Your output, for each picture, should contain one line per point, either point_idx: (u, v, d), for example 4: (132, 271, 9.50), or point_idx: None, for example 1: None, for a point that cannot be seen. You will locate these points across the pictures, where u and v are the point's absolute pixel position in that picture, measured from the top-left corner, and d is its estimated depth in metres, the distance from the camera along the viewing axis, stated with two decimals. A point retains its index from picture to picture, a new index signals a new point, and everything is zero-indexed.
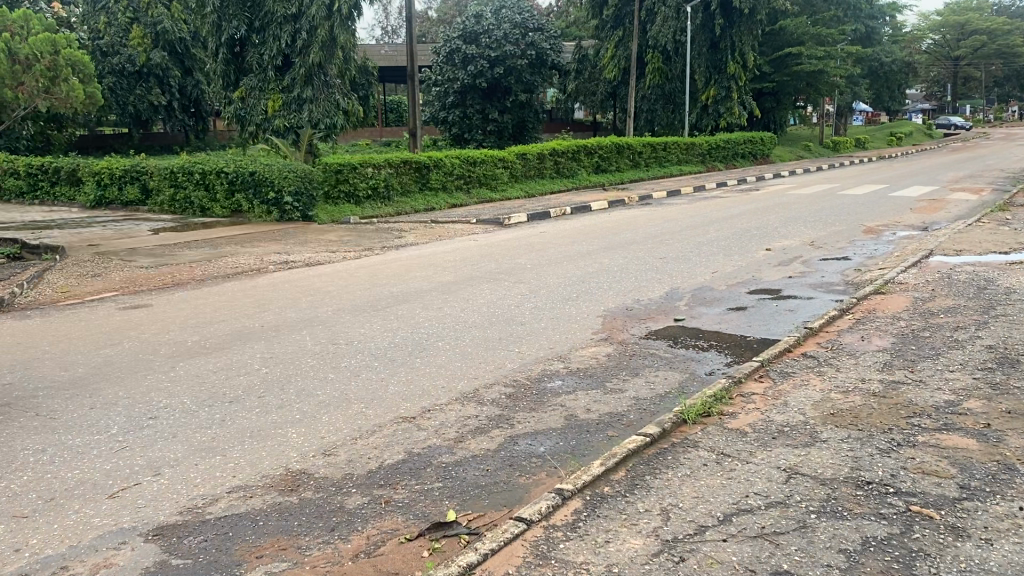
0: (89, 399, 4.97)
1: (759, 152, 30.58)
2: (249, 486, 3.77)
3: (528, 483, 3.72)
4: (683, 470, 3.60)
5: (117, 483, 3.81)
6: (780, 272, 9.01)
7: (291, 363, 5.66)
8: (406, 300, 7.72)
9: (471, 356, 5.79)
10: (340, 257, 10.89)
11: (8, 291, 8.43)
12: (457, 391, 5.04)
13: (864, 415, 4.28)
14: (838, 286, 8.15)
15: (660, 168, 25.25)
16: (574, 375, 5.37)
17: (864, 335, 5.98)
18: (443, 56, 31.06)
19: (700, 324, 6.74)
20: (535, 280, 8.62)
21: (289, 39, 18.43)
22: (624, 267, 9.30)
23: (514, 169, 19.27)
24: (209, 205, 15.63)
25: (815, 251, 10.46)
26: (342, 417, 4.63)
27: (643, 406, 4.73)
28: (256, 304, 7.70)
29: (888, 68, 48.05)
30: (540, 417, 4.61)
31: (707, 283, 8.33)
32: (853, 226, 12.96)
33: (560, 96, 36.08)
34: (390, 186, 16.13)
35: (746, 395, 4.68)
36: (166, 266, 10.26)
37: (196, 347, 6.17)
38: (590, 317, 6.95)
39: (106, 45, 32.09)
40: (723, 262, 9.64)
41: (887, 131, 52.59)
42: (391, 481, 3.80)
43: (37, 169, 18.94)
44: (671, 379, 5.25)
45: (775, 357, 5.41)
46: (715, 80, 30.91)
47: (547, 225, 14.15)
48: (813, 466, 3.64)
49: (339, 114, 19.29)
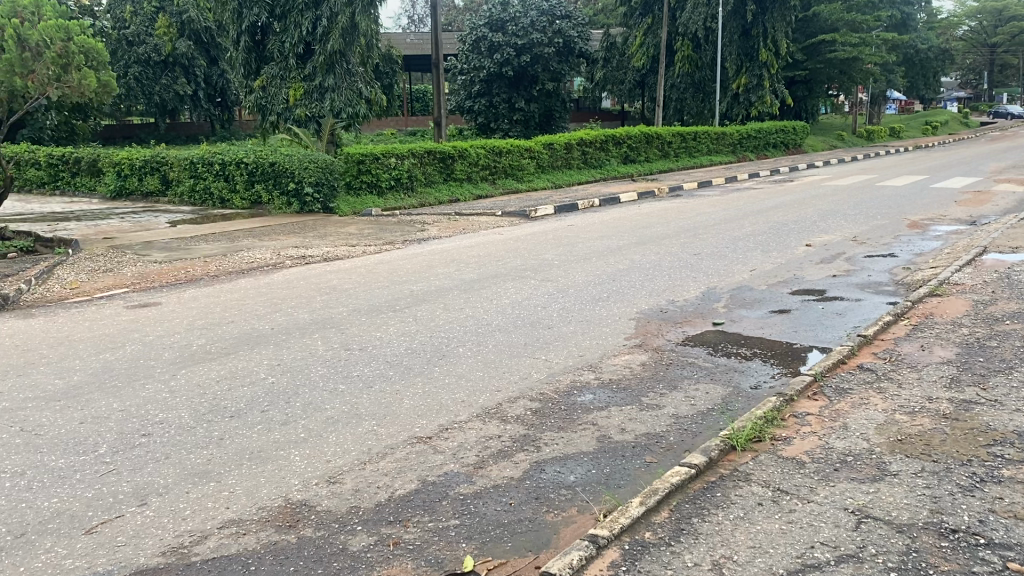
0: (80, 411, 4.60)
1: (791, 142, 29.81)
2: (244, 521, 3.36)
3: (559, 522, 3.28)
4: (735, 512, 3.15)
5: (98, 514, 3.42)
6: (824, 270, 8.49)
7: (301, 371, 5.25)
8: (427, 299, 7.29)
9: (494, 364, 5.36)
10: (360, 252, 10.45)
11: (14, 287, 8.09)
12: (478, 406, 4.60)
13: (937, 442, 3.79)
14: (887, 286, 7.61)
15: (689, 158, 24.58)
16: (607, 388, 4.90)
17: (926, 344, 5.45)
18: (469, 44, 30.52)
19: (742, 329, 6.24)
20: (562, 278, 8.14)
21: (310, 26, 18.05)
22: (657, 265, 8.80)
23: (541, 160, 18.80)
24: (229, 196, 15.33)
25: (859, 246, 9.93)
26: (351, 436, 4.21)
27: (684, 427, 4.27)
28: (269, 304, 7.30)
29: (923, 55, 47.01)
30: (570, 437, 4.16)
31: (746, 283, 7.83)
32: (897, 219, 12.33)
33: (588, 84, 35.46)
34: (414, 176, 15.69)
35: (800, 416, 4.20)
36: (179, 260, 9.90)
37: (202, 351, 5.78)
38: (622, 320, 6.48)
39: (132, 34, 32.01)
40: (761, 259, 9.12)
41: (922, 119, 51.42)
42: (401, 517, 3.38)
43: (57, 160, 18.73)
44: (714, 394, 4.77)
45: (828, 370, 4.90)
46: (746, 68, 30.11)
47: (575, 218, 13.63)
48: (885, 507, 3.17)
49: (361, 103, 18.89)
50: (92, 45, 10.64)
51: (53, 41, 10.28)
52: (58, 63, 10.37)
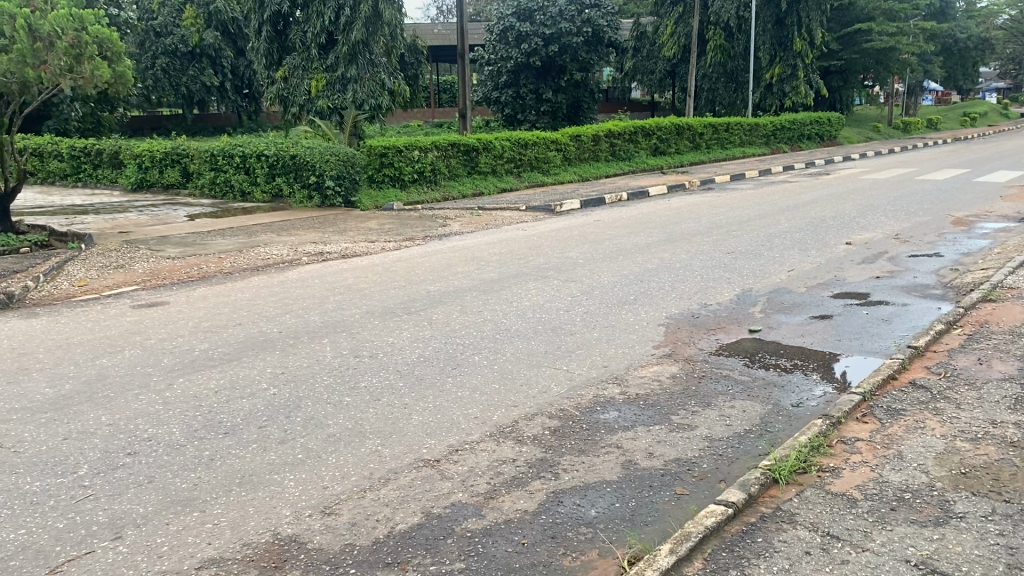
0: (64, 425, 4.28)
1: (825, 133, 29.09)
2: (225, 561, 3.01)
3: (579, 570, 2.89)
4: (778, 564, 2.76)
5: (67, 549, 3.10)
6: (865, 271, 8.00)
7: (305, 382, 4.90)
8: (443, 300, 6.94)
9: (511, 376, 4.97)
10: (379, 248, 10.12)
11: (21, 284, 7.86)
12: (492, 424, 4.22)
13: (1007, 478, 3.35)
14: (936, 290, 7.11)
15: (721, 150, 24.01)
16: (633, 404, 4.50)
17: (983, 357, 4.99)
18: (496, 34, 30.06)
19: (780, 337, 5.81)
20: (587, 278, 7.73)
21: (332, 15, 17.76)
22: (689, 264, 8.38)
23: (567, 152, 18.34)
24: (249, 189, 15.07)
25: (902, 245, 9.42)
26: (352, 459, 3.84)
27: (718, 454, 3.86)
28: (280, 304, 6.97)
29: (962, 44, 45.72)
30: (592, 463, 3.77)
31: (784, 285, 7.37)
32: (940, 216, 11.75)
33: (617, 74, 34.92)
34: (437, 169, 15.35)
35: (849, 442, 3.78)
36: (193, 256, 9.65)
37: (203, 357, 5.45)
38: (649, 326, 6.07)
39: (160, 25, 32.00)
40: (800, 258, 8.65)
41: (961, 110, 50.24)
42: (400, 558, 3.01)
43: (79, 152, 18.60)
44: (750, 413, 4.38)
45: (878, 388, 4.45)
46: (781, 58, 29.39)
47: (603, 213, 13.20)
48: (952, 560, 2.75)
49: (384, 94, 18.54)
50: (105, 35, 10.47)
51: (65, 31, 10.02)
52: (71, 54, 10.13)
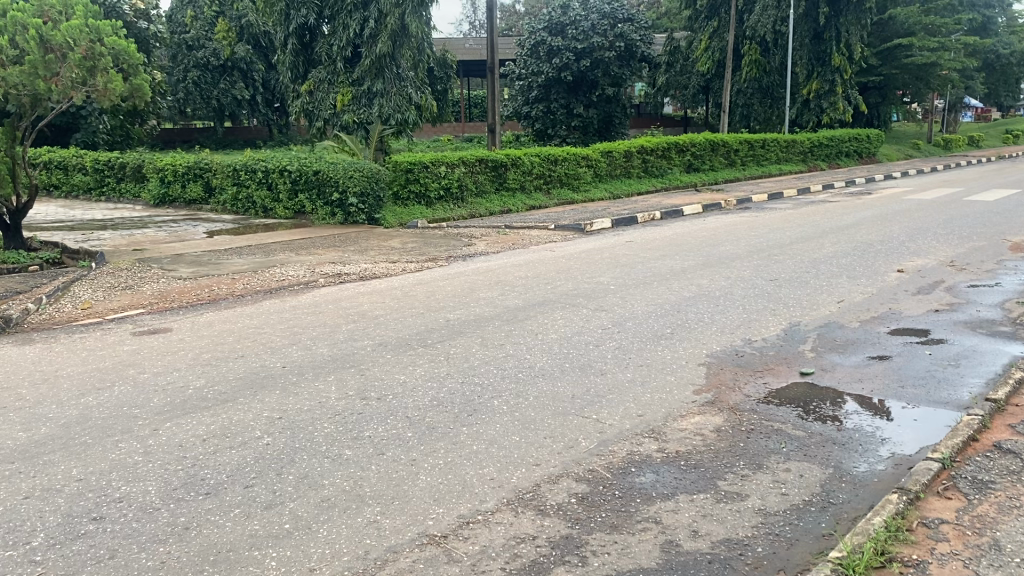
0: (27, 480, 3.80)
1: (864, 151, 28.27)
2: None
3: None
4: None
5: None
6: (922, 303, 7.36)
7: (303, 429, 4.39)
8: (463, 331, 6.41)
9: (534, 427, 4.41)
10: (400, 269, 9.64)
11: (21, 307, 7.48)
12: (510, 488, 3.68)
13: None
14: (1004, 328, 6.43)
15: (756, 167, 23.31)
16: (672, 465, 3.93)
17: None
18: (528, 48, 29.65)
19: (836, 382, 5.19)
20: (620, 308, 7.17)
21: (357, 27, 17.45)
22: (729, 292, 7.81)
23: (598, 168, 17.80)
24: (272, 206, 14.72)
25: (960, 274, 8.73)
26: (346, 531, 3.31)
27: (775, 535, 3.27)
28: (288, 333, 6.51)
29: (1004, 60, 44.60)
30: (626, 542, 3.21)
31: (835, 319, 6.75)
32: (995, 241, 11.01)
33: (650, 90, 34.38)
34: (464, 186, 14.87)
35: (934, 525, 3.17)
36: (206, 277, 9.24)
37: (195, 397, 4.95)
38: (689, 366, 5.52)
39: (192, 39, 32.24)
40: (850, 288, 8.02)
41: (1003, 127, 48.98)
42: None
43: (103, 165, 18.41)
44: (810, 479, 3.79)
45: (959, 453, 3.83)
46: (819, 73, 28.62)
47: (634, 233, 12.66)
48: None
49: (411, 109, 18.14)
50: (121, 47, 10.11)
51: (78, 42, 9.67)
52: (83, 66, 9.79)
